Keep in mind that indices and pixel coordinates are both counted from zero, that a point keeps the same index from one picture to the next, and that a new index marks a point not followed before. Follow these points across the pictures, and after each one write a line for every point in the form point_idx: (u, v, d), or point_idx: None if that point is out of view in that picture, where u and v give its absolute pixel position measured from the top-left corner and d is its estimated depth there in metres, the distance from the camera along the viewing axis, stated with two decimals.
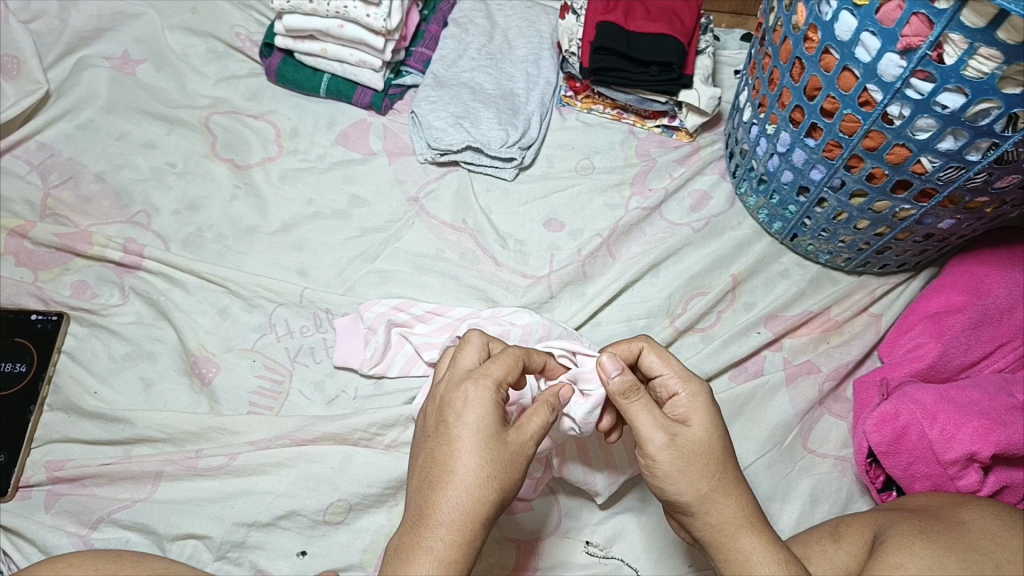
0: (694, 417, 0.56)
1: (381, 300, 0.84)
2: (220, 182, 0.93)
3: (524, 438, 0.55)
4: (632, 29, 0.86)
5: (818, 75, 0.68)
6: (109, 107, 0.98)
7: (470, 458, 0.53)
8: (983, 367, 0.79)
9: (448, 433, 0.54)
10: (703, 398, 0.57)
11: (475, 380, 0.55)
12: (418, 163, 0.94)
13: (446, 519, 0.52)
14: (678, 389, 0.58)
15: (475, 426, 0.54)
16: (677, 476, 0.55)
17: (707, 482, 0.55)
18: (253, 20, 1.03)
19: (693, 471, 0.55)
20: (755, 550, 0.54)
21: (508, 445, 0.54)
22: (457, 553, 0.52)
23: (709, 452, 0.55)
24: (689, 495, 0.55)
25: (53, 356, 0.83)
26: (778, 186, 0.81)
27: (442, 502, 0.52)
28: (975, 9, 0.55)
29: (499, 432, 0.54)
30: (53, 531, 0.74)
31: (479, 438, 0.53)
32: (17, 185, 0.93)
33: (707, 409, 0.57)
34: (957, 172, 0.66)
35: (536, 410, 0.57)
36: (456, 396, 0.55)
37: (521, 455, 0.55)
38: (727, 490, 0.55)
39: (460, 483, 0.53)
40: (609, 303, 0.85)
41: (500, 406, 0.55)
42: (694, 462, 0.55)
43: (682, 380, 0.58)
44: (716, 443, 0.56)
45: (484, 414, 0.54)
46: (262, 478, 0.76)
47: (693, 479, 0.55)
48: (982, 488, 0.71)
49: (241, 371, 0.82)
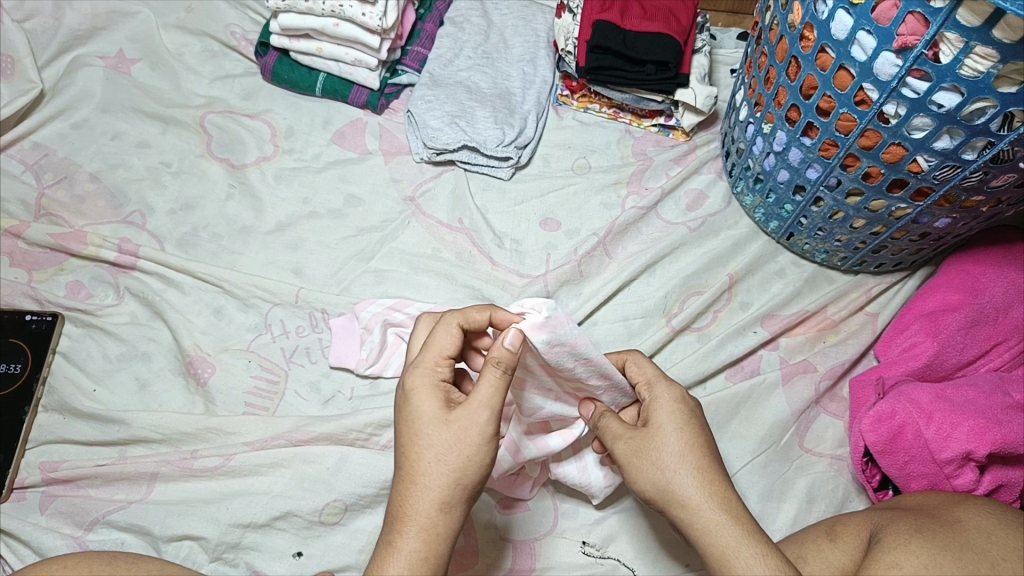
0: (655, 415, 0.60)
1: (376, 300, 0.84)
2: (215, 182, 0.93)
3: (471, 410, 0.54)
4: (628, 28, 0.86)
5: (813, 74, 0.68)
6: (104, 106, 0.98)
7: (416, 448, 0.54)
8: (979, 365, 0.79)
9: (398, 429, 0.56)
10: (665, 397, 0.60)
11: (411, 369, 0.57)
12: (414, 163, 0.94)
13: (405, 513, 0.54)
14: (647, 393, 0.62)
15: (415, 414, 0.55)
16: (635, 473, 0.58)
17: (663, 475, 0.57)
18: (248, 19, 1.03)
19: (647, 466, 0.58)
20: (730, 544, 0.54)
21: (454, 424, 0.54)
22: (423, 543, 0.53)
23: (666, 447, 0.58)
24: (649, 490, 0.58)
25: (48, 357, 0.83)
26: (774, 186, 0.81)
27: (400, 498, 0.54)
28: (971, 8, 0.54)
29: (440, 414, 0.54)
30: (48, 532, 0.74)
31: (421, 428, 0.54)
32: (11, 185, 0.93)
33: (668, 407, 0.60)
34: (953, 171, 0.66)
35: (484, 374, 0.55)
36: (399, 391, 0.57)
37: (471, 429, 0.54)
38: (689, 482, 0.56)
39: (410, 474, 0.54)
40: (605, 303, 0.85)
41: (441, 389, 0.56)
42: (647, 457, 0.58)
43: (649, 384, 0.62)
44: (675, 438, 0.58)
45: (421, 399, 0.55)
46: (257, 479, 0.76)
47: (649, 473, 0.58)
48: (978, 488, 0.71)
49: (237, 371, 0.82)
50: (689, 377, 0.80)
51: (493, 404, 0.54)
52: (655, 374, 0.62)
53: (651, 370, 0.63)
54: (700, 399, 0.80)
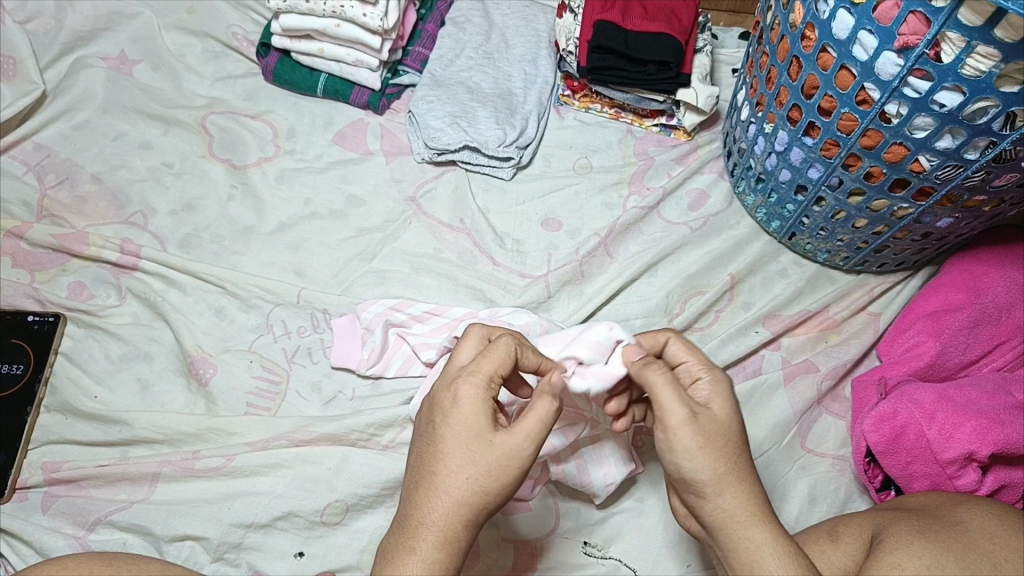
0: (715, 401, 0.57)
1: (378, 300, 0.84)
2: (216, 183, 0.93)
3: (518, 438, 0.53)
4: (629, 28, 0.86)
5: (815, 74, 0.68)
6: (106, 107, 0.98)
7: (455, 461, 0.53)
8: (981, 365, 0.78)
9: (436, 432, 0.55)
10: (727, 383, 0.58)
11: (465, 378, 0.55)
12: (415, 163, 0.94)
13: (431, 520, 0.53)
14: (702, 375, 0.59)
15: (461, 426, 0.54)
16: (696, 452, 0.54)
17: (725, 465, 0.54)
18: (250, 20, 1.03)
19: (712, 450, 0.54)
20: (765, 541, 0.54)
21: (500, 446, 0.53)
22: (441, 555, 0.53)
23: (729, 436, 0.55)
24: (704, 474, 0.54)
25: (50, 357, 0.83)
26: (776, 186, 0.81)
27: (426, 504, 0.53)
28: (972, 8, 0.54)
29: (485, 432, 0.54)
30: (50, 533, 0.74)
31: (465, 438, 0.53)
32: (14, 187, 0.93)
33: (728, 395, 0.57)
34: (955, 171, 0.66)
35: (539, 404, 0.54)
36: (446, 395, 0.55)
37: (513, 456, 0.53)
38: (741, 475, 0.55)
39: (444, 483, 0.53)
40: (607, 303, 0.85)
41: (490, 404, 0.55)
42: (714, 441, 0.54)
43: (706, 366, 0.59)
44: (736, 428, 0.56)
45: (471, 414, 0.54)
46: (259, 479, 0.76)
47: (712, 458, 0.54)
48: (980, 488, 0.71)
49: (238, 372, 0.82)
50: None
51: (538, 438, 0.54)
52: (705, 360, 0.60)
53: (702, 353, 0.60)
54: None
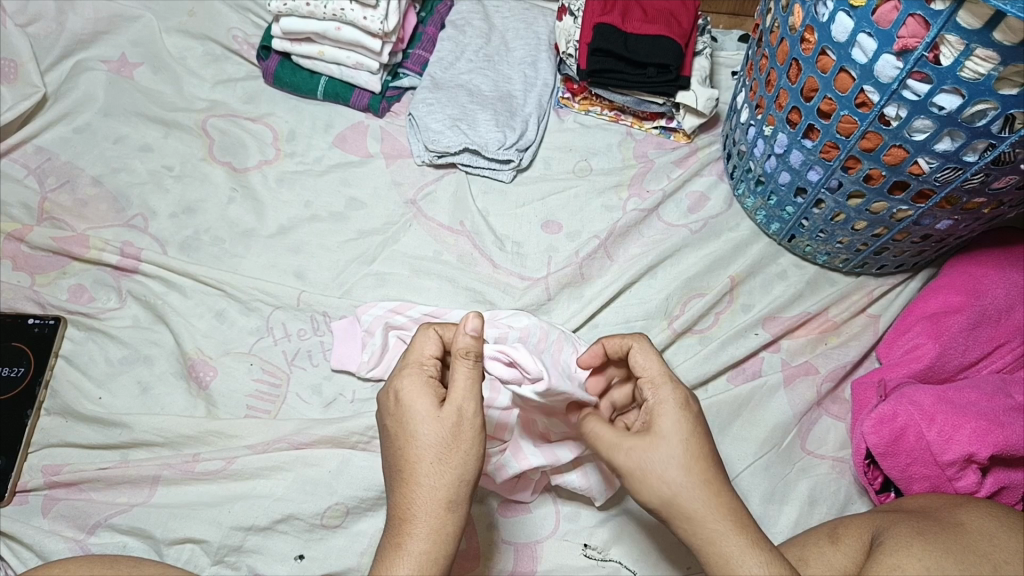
0: (660, 422, 0.57)
1: (378, 302, 0.84)
2: (217, 185, 0.93)
3: (458, 401, 0.55)
4: (629, 30, 0.87)
5: (814, 76, 0.68)
6: (106, 110, 0.98)
7: (412, 449, 0.55)
8: (981, 368, 0.78)
9: (392, 433, 0.57)
10: (672, 400, 0.57)
11: (397, 374, 0.58)
12: (415, 166, 0.94)
13: (411, 514, 0.54)
14: (650, 394, 0.59)
15: (411, 416, 0.56)
16: (640, 485, 0.56)
17: (670, 490, 0.55)
18: (250, 23, 1.03)
19: (653, 478, 0.55)
20: (734, 553, 0.54)
21: (445, 420, 0.55)
22: (430, 544, 0.53)
23: (673, 460, 0.55)
24: (654, 502, 0.56)
25: (50, 360, 0.83)
26: (775, 188, 0.81)
27: (404, 500, 0.54)
28: (971, 11, 0.54)
29: (431, 411, 0.55)
30: (50, 535, 0.74)
31: (414, 425, 0.55)
32: (14, 189, 0.93)
33: (675, 412, 0.57)
34: (954, 173, 0.66)
35: (460, 368, 0.56)
36: (388, 396, 0.58)
37: (461, 421, 0.55)
38: (694, 496, 0.54)
39: (411, 474, 0.55)
40: (606, 305, 0.85)
41: (433, 385, 0.57)
42: (656, 471, 0.55)
43: (654, 385, 0.59)
44: (681, 447, 0.55)
45: (414, 400, 0.56)
46: (259, 482, 0.76)
47: (656, 487, 0.55)
48: (981, 490, 0.71)
49: (238, 374, 0.82)
50: (690, 379, 0.80)
51: (475, 395, 0.56)
52: (661, 374, 0.59)
53: (657, 367, 0.60)
54: (702, 401, 0.80)
